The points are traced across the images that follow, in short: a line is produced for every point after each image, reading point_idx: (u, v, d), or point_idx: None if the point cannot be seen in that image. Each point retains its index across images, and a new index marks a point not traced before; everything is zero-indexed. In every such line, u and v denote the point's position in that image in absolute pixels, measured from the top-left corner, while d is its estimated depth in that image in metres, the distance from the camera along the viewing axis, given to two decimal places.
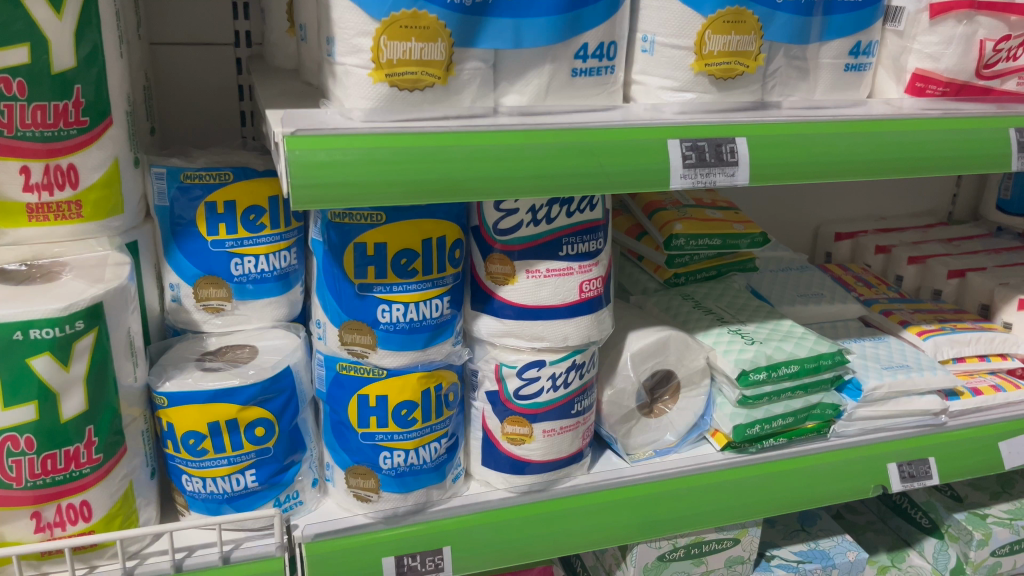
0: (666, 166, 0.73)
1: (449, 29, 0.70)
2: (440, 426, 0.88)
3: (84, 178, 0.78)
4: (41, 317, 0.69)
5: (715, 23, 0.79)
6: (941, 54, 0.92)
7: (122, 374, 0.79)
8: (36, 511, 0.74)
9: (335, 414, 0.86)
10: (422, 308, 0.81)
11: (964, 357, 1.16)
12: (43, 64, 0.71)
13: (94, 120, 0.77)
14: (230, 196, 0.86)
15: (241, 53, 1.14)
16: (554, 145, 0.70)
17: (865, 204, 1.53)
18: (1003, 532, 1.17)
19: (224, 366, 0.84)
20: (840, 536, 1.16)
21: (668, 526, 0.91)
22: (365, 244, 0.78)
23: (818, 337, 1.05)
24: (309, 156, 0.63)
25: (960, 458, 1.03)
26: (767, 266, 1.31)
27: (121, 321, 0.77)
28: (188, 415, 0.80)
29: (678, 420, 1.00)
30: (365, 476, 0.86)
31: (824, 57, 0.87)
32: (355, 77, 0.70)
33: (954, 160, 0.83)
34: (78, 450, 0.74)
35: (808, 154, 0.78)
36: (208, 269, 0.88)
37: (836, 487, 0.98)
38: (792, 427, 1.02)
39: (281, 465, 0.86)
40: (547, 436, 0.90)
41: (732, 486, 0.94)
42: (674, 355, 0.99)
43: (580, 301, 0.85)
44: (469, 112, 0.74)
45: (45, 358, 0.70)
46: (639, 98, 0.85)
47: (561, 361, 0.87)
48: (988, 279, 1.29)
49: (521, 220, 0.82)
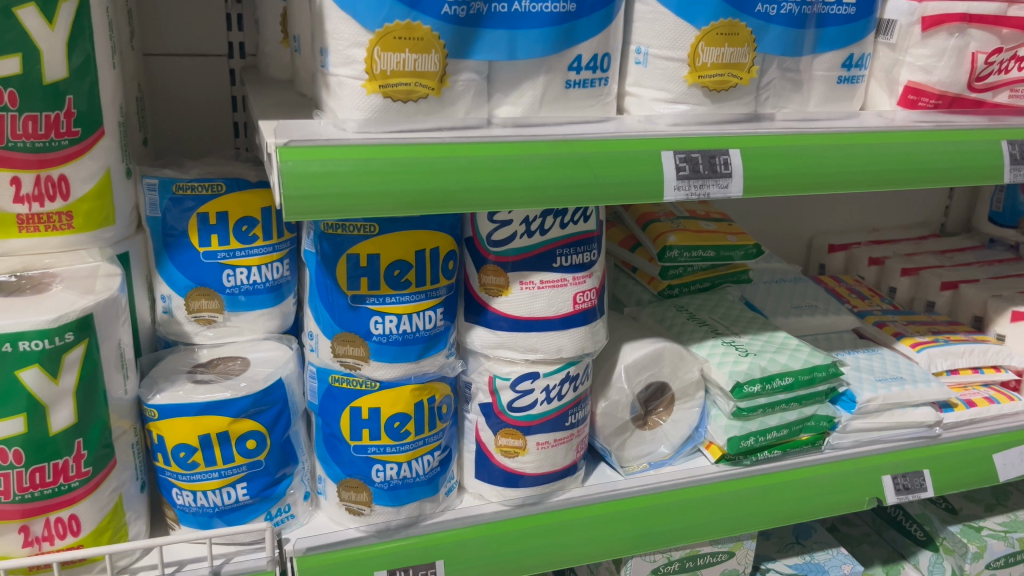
0: (660, 177, 0.73)
1: (443, 40, 0.70)
2: (434, 439, 0.87)
3: (75, 190, 0.77)
4: (30, 329, 0.69)
5: (709, 35, 0.80)
6: (933, 67, 0.93)
7: (113, 387, 0.78)
8: (24, 525, 0.73)
9: (327, 426, 0.85)
10: (415, 319, 0.81)
11: (958, 369, 1.16)
12: (35, 74, 0.71)
13: (85, 131, 0.77)
14: (223, 207, 0.86)
15: (235, 64, 1.14)
16: (549, 155, 0.70)
17: (858, 216, 1.54)
18: (998, 544, 1.17)
19: (215, 379, 0.83)
20: (835, 549, 1.15)
21: (664, 539, 0.91)
22: (358, 255, 0.78)
23: (812, 349, 1.05)
24: (301, 166, 0.62)
25: (954, 469, 1.04)
26: (761, 278, 1.31)
27: (111, 332, 0.76)
28: (178, 428, 0.79)
29: (673, 432, 1.00)
30: (358, 489, 0.86)
31: (817, 70, 0.88)
32: (349, 88, 0.70)
33: (947, 172, 0.84)
34: (67, 463, 0.73)
35: (800, 165, 0.78)
36: (200, 280, 0.87)
37: (830, 499, 0.98)
38: (786, 439, 1.01)
39: (273, 478, 0.85)
40: (541, 448, 0.90)
41: (726, 497, 0.94)
42: (668, 367, 0.98)
43: (573, 312, 0.84)
44: (463, 123, 0.74)
45: (33, 371, 0.70)
46: (633, 110, 0.85)
47: (555, 373, 0.87)
48: (981, 290, 1.29)
49: (515, 231, 0.81)
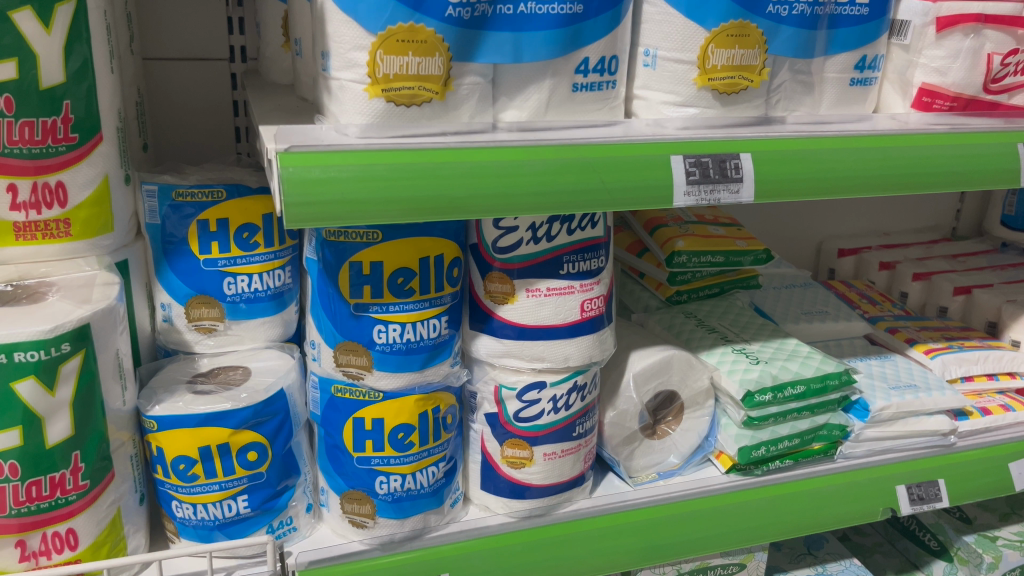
0: (669, 182, 0.71)
1: (447, 43, 0.68)
2: (438, 450, 0.86)
3: (73, 196, 0.76)
4: (25, 340, 0.67)
5: (719, 37, 0.78)
6: (948, 69, 0.91)
7: (111, 398, 0.77)
8: (20, 540, 0.71)
9: (329, 437, 0.84)
10: (419, 328, 0.79)
11: (972, 376, 1.15)
12: (31, 79, 0.69)
13: (83, 137, 0.75)
14: (223, 214, 0.84)
15: (236, 68, 1.13)
16: (556, 161, 0.68)
17: (868, 220, 1.52)
18: (1013, 555, 1.15)
19: (215, 389, 0.81)
20: (847, 560, 1.13)
21: (672, 551, 0.88)
22: (361, 262, 0.76)
23: (823, 356, 1.03)
24: (302, 173, 0.61)
25: (970, 479, 1.01)
26: (770, 283, 1.29)
27: (109, 342, 0.75)
28: (178, 439, 0.78)
29: (682, 442, 0.98)
30: (361, 501, 0.84)
31: (829, 72, 0.86)
32: (351, 92, 0.68)
33: (964, 176, 0.81)
34: (64, 476, 0.72)
35: (814, 169, 0.76)
36: (200, 288, 0.86)
37: (842, 510, 0.95)
38: (798, 448, 0.99)
39: (274, 490, 0.83)
40: (547, 459, 0.88)
41: (737, 509, 0.91)
42: (676, 376, 0.97)
43: (581, 320, 0.83)
44: (468, 127, 0.72)
45: (30, 382, 0.68)
46: (640, 113, 0.84)
47: (562, 382, 0.85)
48: (995, 296, 1.27)
49: (521, 238, 0.80)
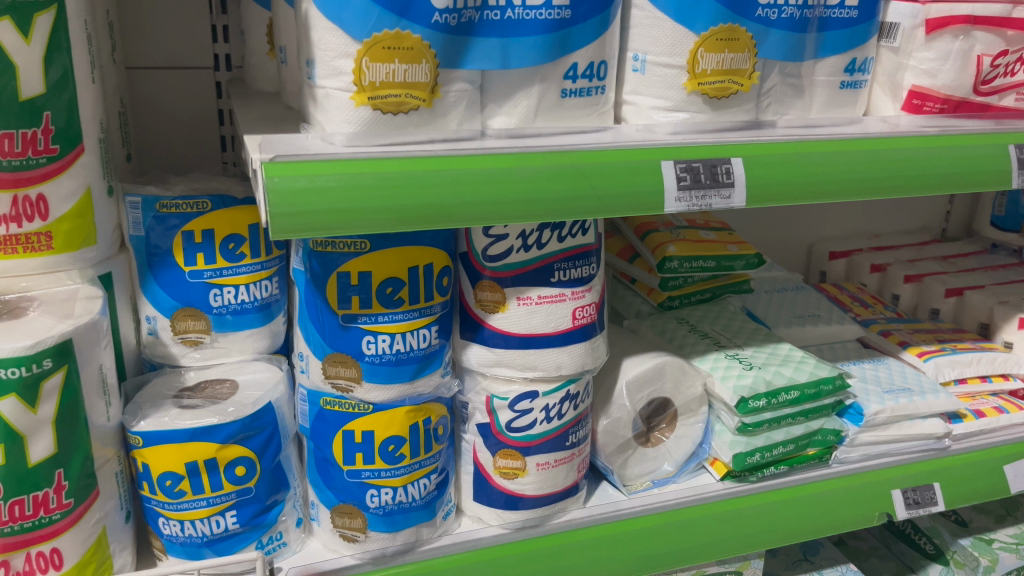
0: (661, 188, 0.70)
1: (434, 50, 0.67)
2: (430, 461, 0.84)
3: (54, 209, 0.74)
4: (6, 357, 0.66)
5: (708, 41, 0.77)
6: (937, 71, 0.91)
7: (95, 414, 0.75)
8: (4, 560, 0.69)
9: (319, 450, 0.82)
10: (409, 339, 0.78)
11: (965, 378, 1.14)
12: (10, 90, 0.68)
13: (64, 148, 0.74)
14: (209, 225, 0.83)
15: (221, 76, 1.12)
16: (545, 168, 0.67)
17: (859, 222, 1.52)
18: (1011, 557, 1.15)
19: (202, 403, 0.80)
20: (843, 566, 1.12)
21: (670, 560, 0.86)
22: (349, 272, 0.75)
23: (818, 361, 1.02)
24: (286, 183, 0.60)
25: (966, 481, 1.00)
26: (762, 286, 1.29)
27: (92, 357, 0.74)
28: (164, 455, 0.76)
29: (676, 449, 0.98)
30: (352, 515, 0.83)
31: (819, 75, 0.86)
32: (337, 100, 0.67)
33: (955, 178, 0.81)
34: (47, 494, 0.70)
35: (805, 173, 0.76)
36: (186, 300, 0.84)
37: (839, 516, 0.94)
38: (793, 454, 0.99)
39: (263, 505, 0.82)
40: (541, 469, 0.87)
41: (735, 516, 0.90)
42: (670, 383, 0.96)
43: (572, 328, 0.82)
44: (456, 134, 0.71)
45: (10, 400, 0.66)
46: (630, 118, 0.83)
47: (554, 392, 0.84)
48: (986, 297, 1.27)
49: (511, 246, 0.79)
